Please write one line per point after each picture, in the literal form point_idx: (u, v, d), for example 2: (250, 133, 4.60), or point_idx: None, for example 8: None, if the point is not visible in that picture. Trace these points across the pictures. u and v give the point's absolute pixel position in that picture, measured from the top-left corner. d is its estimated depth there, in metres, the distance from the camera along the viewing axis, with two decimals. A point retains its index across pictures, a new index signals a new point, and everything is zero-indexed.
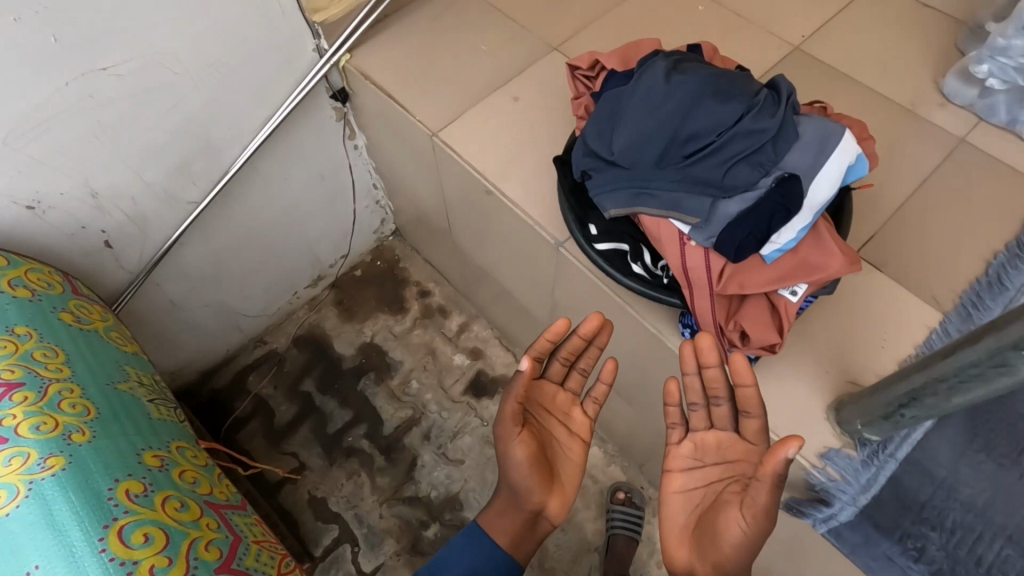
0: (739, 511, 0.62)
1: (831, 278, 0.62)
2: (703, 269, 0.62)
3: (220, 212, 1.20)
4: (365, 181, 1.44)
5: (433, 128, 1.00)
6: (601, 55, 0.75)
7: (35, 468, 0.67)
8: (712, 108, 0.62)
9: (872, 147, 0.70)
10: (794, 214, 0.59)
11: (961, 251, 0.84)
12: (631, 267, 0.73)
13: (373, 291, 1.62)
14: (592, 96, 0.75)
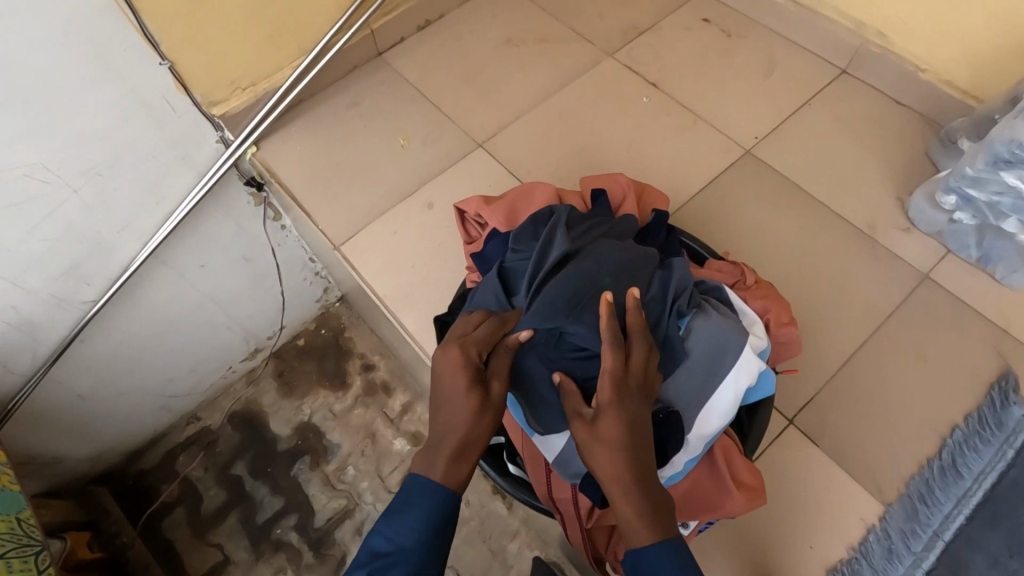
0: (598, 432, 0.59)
1: (728, 512, 0.64)
2: (571, 505, 0.69)
3: (124, 305, 1.10)
4: (298, 255, 1.34)
5: (335, 240, 0.91)
6: (485, 208, 0.73)
7: None
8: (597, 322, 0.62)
9: (791, 333, 0.69)
10: (675, 452, 0.62)
11: (888, 427, 0.79)
12: (508, 466, 0.76)
13: (314, 364, 1.53)
14: (477, 250, 0.74)
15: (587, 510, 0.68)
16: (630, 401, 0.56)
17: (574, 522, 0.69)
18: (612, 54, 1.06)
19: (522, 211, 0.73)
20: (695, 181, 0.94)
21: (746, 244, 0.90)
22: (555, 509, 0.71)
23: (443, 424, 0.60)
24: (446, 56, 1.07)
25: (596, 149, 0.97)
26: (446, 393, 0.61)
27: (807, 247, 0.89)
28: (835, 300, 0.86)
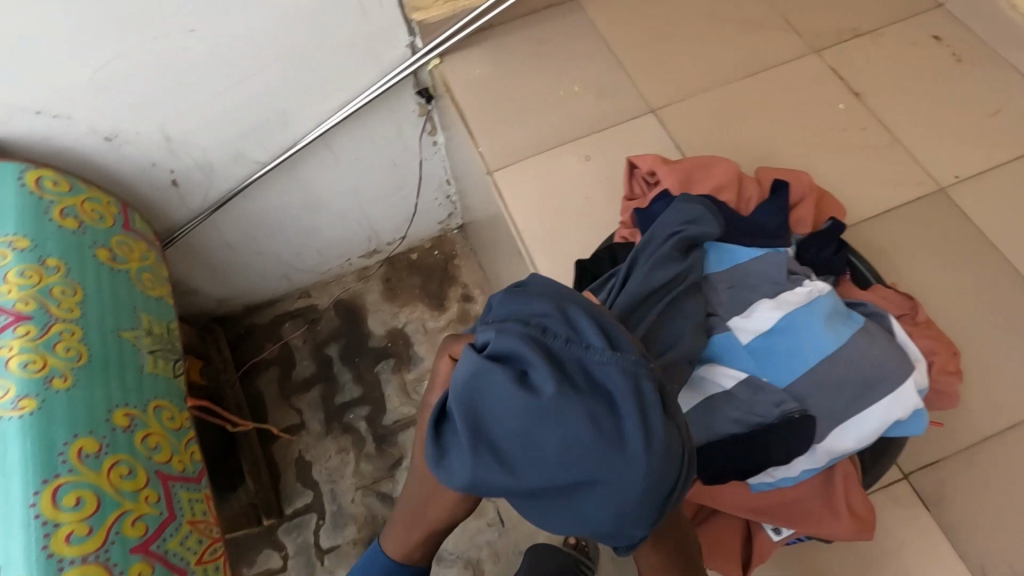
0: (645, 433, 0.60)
1: (826, 533, 0.62)
2: None
3: (285, 177, 1.22)
4: (437, 176, 1.41)
5: (491, 164, 0.94)
6: (661, 167, 0.74)
7: (9, 404, 0.72)
8: (635, 516, 0.53)
9: (951, 382, 0.66)
10: (796, 455, 0.59)
11: (1011, 518, 0.72)
12: None
13: (420, 280, 1.63)
14: (638, 206, 0.74)
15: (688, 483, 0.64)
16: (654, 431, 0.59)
17: None
18: (819, 51, 0.99)
19: (698, 178, 0.72)
20: (870, 204, 0.88)
21: (909, 284, 0.83)
22: None
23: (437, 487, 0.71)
24: (643, 15, 1.05)
25: (773, 145, 0.92)
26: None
27: (979, 307, 0.81)
28: (994, 371, 0.79)
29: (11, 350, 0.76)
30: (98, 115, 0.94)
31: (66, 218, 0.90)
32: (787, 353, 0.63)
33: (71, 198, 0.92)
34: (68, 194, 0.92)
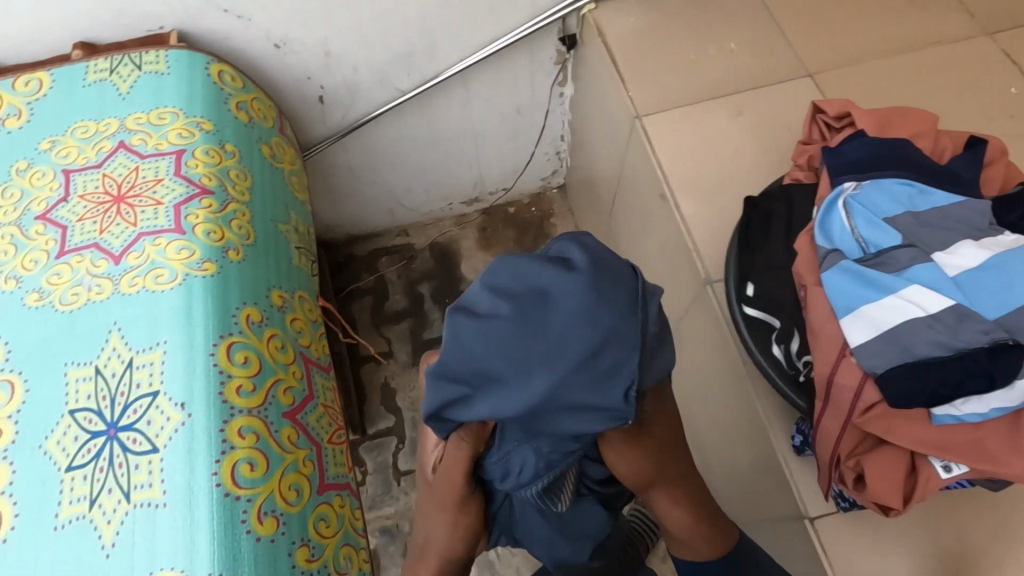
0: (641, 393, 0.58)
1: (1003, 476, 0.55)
2: (851, 393, 0.58)
3: (417, 108, 1.26)
4: (555, 129, 1.43)
5: (640, 109, 0.95)
6: (855, 110, 0.71)
7: (194, 265, 0.77)
8: (603, 359, 0.44)
9: None
10: (995, 387, 0.53)
11: None
12: (771, 346, 0.67)
13: (515, 233, 1.66)
14: (822, 147, 0.72)
15: (866, 405, 0.57)
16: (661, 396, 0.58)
17: (841, 412, 0.59)
18: (991, 35, 0.96)
19: (893, 126, 0.69)
20: None
21: None
22: (823, 393, 0.60)
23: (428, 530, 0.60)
24: None
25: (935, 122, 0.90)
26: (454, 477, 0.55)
27: None
28: None
29: (196, 218, 0.80)
30: (276, 20, 1.00)
31: (240, 111, 0.95)
32: (995, 289, 0.56)
33: (244, 95, 0.98)
34: (242, 91, 0.98)
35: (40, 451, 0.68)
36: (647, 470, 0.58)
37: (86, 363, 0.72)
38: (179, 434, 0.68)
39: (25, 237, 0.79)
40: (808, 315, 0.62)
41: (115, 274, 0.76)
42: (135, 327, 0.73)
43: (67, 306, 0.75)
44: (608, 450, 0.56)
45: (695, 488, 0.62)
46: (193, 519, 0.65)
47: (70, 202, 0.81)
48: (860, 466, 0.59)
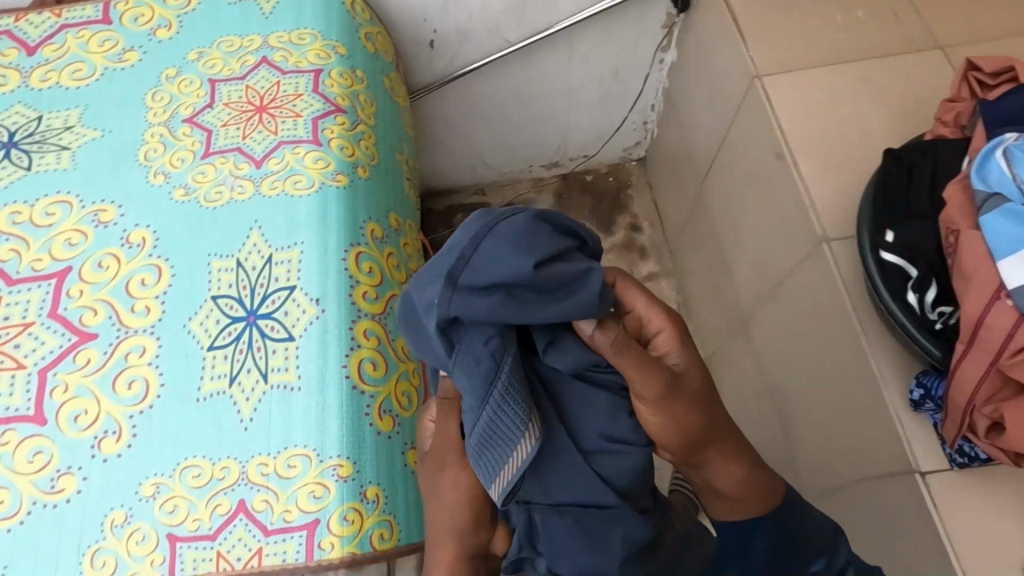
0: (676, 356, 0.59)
1: None
2: (1005, 336, 0.58)
3: (520, 62, 1.29)
4: (647, 97, 1.44)
5: (760, 69, 0.95)
6: (1017, 67, 0.68)
7: (329, 175, 0.81)
8: (449, 266, 0.50)
9: None
10: None
11: None
12: (905, 294, 0.67)
13: (591, 201, 1.67)
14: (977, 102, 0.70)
15: (1017, 349, 0.58)
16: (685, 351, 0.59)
17: (989, 356, 0.59)
18: None
19: None
20: None
21: None
22: (969, 337, 0.60)
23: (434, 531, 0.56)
24: None
25: None
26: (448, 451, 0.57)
27: None
28: None
29: (332, 132, 0.84)
30: None
31: (368, 42, 0.99)
32: None
33: (372, 28, 1.01)
34: (370, 24, 1.01)
35: (184, 329, 0.73)
36: (698, 427, 0.57)
37: (229, 255, 0.76)
38: (313, 327, 0.72)
39: (173, 138, 0.84)
40: (958, 258, 0.62)
41: (257, 176, 0.80)
42: (274, 226, 0.77)
43: (211, 203, 0.80)
44: (646, 413, 0.54)
45: (736, 446, 0.61)
46: (325, 404, 0.69)
47: (215, 108, 0.85)
48: (998, 413, 0.60)
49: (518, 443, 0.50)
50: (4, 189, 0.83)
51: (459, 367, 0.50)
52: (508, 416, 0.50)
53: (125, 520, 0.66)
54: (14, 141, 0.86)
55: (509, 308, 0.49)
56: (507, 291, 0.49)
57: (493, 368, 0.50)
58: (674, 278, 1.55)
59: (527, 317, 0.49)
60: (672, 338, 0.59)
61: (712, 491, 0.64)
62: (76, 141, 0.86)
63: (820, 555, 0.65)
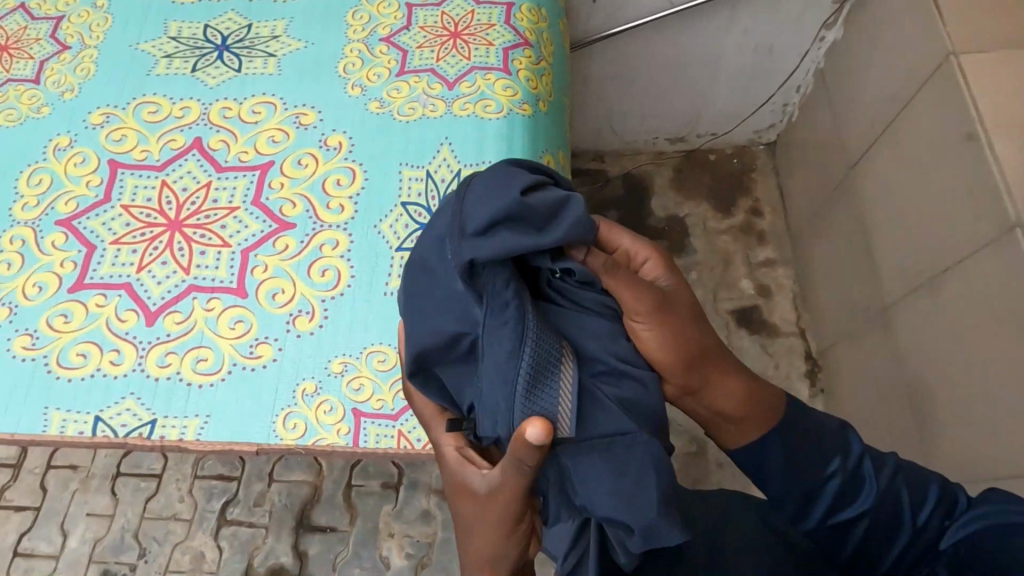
0: (663, 283, 0.61)
1: None
2: None
3: (677, 26, 1.29)
4: (796, 77, 1.41)
5: (957, 47, 0.92)
6: None
7: (516, 104, 0.84)
8: (447, 223, 0.53)
9: None
10: None
11: None
12: None
13: (711, 181, 1.64)
14: None
15: None
16: (667, 279, 0.61)
17: None
18: None
19: None
20: None
21: None
22: None
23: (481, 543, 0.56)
24: None
25: None
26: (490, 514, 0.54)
27: None
28: None
29: (521, 64, 0.87)
30: None
31: None
32: None
33: None
34: None
35: (375, 230, 0.78)
36: (693, 339, 0.57)
37: (419, 167, 0.81)
38: None
39: (371, 55, 0.89)
40: None
41: (449, 97, 0.84)
42: (464, 145, 0.81)
43: (404, 117, 0.84)
44: (640, 329, 0.55)
45: (731, 362, 0.60)
46: None
47: (411, 30, 0.90)
48: None
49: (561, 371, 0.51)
50: (216, 87, 0.91)
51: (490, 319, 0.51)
52: (545, 348, 0.51)
53: (315, 391, 0.72)
54: (226, 45, 0.94)
55: (518, 238, 0.51)
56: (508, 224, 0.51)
57: (509, 306, 0.51)
58: (792, 268, 1.52)
59: (536, 240, 0.51)
60: (655, 266, 0.61)
61: (714, 417, 0.61)
62: (282, 50, 0.92)
63: (833, 451, 0.60)
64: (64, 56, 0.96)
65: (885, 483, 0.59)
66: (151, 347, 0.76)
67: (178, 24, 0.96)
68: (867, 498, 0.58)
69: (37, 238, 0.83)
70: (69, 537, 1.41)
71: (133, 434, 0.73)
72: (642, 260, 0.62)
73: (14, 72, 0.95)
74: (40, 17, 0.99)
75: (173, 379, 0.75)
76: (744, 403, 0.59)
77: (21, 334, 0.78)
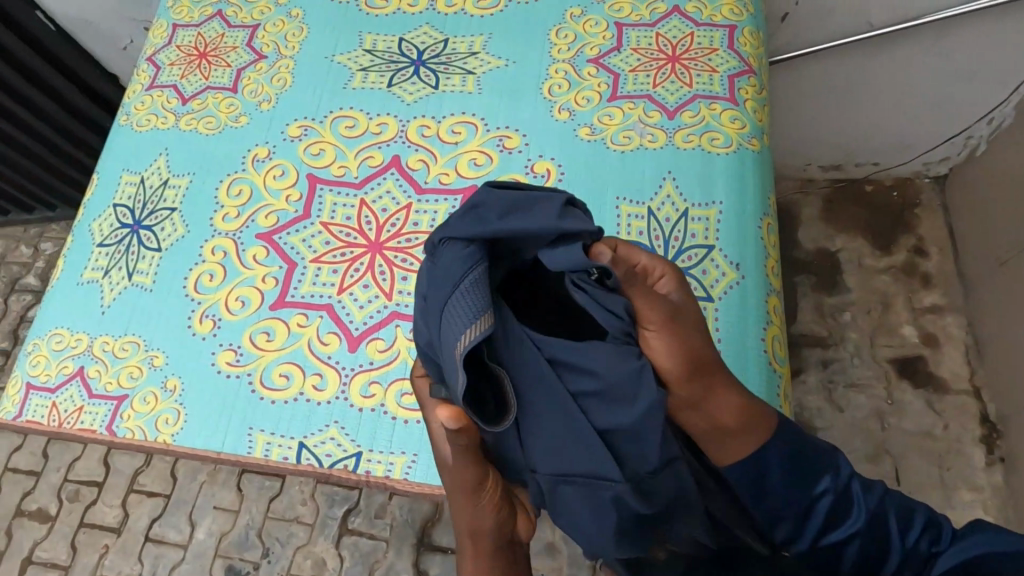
0: (673, 293, 0.56)
1: None
2: None
3: (868, 50, 1.19)
4: (991, 109, 1.28)
5: None
6: None
7: (745, 138, 0.77)
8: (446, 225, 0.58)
9: None
10: None
11: None
12: None
13: (867, 214, 1.51)
14: None
15: None
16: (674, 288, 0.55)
17: None
18: None
19: None
20: None
21: None
22: None
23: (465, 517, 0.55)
24: None
25: None
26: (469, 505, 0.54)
27: None
28: None
29: (747, 93, 0.79)
30: None
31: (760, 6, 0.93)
32: None
33: None
34: None
35: None
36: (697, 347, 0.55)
37: (640, 202, 0.75)
38: (733, 291, 0.68)
39: (578, 76, 0.84)
40: None
41: (669, 127, 0.78)
42: (689, 181, 0.74)
43: (618, 147, 0.79)
44: (654, 337, 0.54)
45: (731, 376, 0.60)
46: (746, 377, 0.66)
47: (623, 52, 0.84)
48: None
49: (466, 327, 0.48)
50: (414, 104, 0.88)
51: (430, 286, 0.53)
52: (459, 305, 0.49)
53: None
54: (422, 59, 0.91)
55: (472, 217, 0.53)
56: (470, 210, 0.53)
57: (447, 260, 0.51)
58: (962, 316, 1.38)
59: (487, 222, 0.51)
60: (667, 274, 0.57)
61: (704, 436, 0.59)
62: (481, 68, 0.89)
63: (826, 471, 0.63)
64: (260, 65, 0.95)
65: (873, 503, 0.63)
66: (354, 374, 0.74)
67: (373, 36, 0.94)
68: (857, 520, 0.62)
69: (238, 251, 0.83)
70: (196, 528, 1.44)
71: (337, 466, 0.70)
72: (656, 271, 0.55)
73: (212, 79, 0.95)
74: (236, 24, 0.99)
75: (377, 411, 0.72)
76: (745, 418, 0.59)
77: (225, 349, 0.77)
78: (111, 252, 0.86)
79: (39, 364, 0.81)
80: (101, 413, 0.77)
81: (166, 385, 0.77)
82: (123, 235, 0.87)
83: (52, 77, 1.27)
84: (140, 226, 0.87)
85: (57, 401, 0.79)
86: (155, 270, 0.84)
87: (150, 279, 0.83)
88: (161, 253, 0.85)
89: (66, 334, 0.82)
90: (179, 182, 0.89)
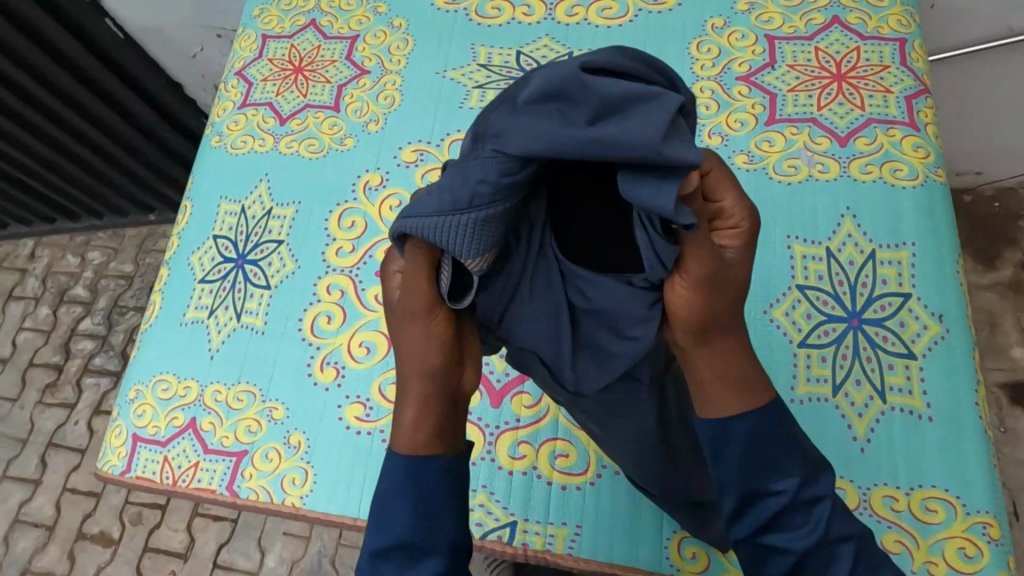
0: (735, 254, 0.43)
1: None
2: None
3: (997, 58, 1.10)
4: None
5: None
6: None
7: (930, 168, 0.69)
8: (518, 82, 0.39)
9: None
10: None
11: None
12: None
13: (968, 228, 1.42)
14: None
15: None
16: (738, 254, 0.43)
17: None
18: None
19: None
20: None
21: None
22: None
23: (411, 355, 0.46)
24: None
25: None
26: (412, 336, 0.45)
27: None
28: None
29: (926, 116, 0.71)
30: None
31: None
32: None
33: None
34: None
35: (767, 317, 0.65)
36: (716, 311, 0.43)
37: (817, 242, 0.67)
38: (939, 347, 0.61)
39: (728, 96, 0.76)
40: None
41: (842, 156, 0.70)
42: (873, 218, 0.67)
43: (783, 177, 0.71)
44: (682, 282, 0.42)
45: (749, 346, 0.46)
46: (963, 447, 0.58)
47: (777, 69, 0.76)
48: None
49: (473, 261, 0.42)
50: None
51: (449, 179, 0.40)
52: (470, 243, 0.40)
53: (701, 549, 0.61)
54: None
55: (553, 119, 0.36)
56: (551, 99, 0.36)
57: (479, 173, 0.38)
58: None
59: (565, 138, 0.36)
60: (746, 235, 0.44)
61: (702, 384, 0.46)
62: None
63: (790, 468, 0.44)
64: (364, 81, 0.88)
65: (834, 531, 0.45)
66: (500, 433, 0.67)
67: (487, 49, 0.86)
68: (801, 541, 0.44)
69: (358, 290, 0.76)
70: (267, 554, 1.39)
71: (490, 536, 0.64)
72: (733, 223, 0.43)
73: (311, 97, 0.88)
74: (333, 36, 0.92)
75: (529, 475, 0.66)
76: (737, 390, 0.44)
77: (353, 402, 0.71)
78: (215, 289, 0.80)
79: (146, 415, 0.75)
80: (220, 471, 0.71)
81: (290, 441, 0.71)
82: (226, 271, 0.80)
83: (113, 83, 1.20)
84: (245, 260, 0.80)
85: (169, 456, 0.73)
86: (266, 310, 0.77)
87: (261, 320, 0.77)
88: (270, 291, 0.78)
89: (173, 380, 0.76)
90: (285, 212, 0.82)
